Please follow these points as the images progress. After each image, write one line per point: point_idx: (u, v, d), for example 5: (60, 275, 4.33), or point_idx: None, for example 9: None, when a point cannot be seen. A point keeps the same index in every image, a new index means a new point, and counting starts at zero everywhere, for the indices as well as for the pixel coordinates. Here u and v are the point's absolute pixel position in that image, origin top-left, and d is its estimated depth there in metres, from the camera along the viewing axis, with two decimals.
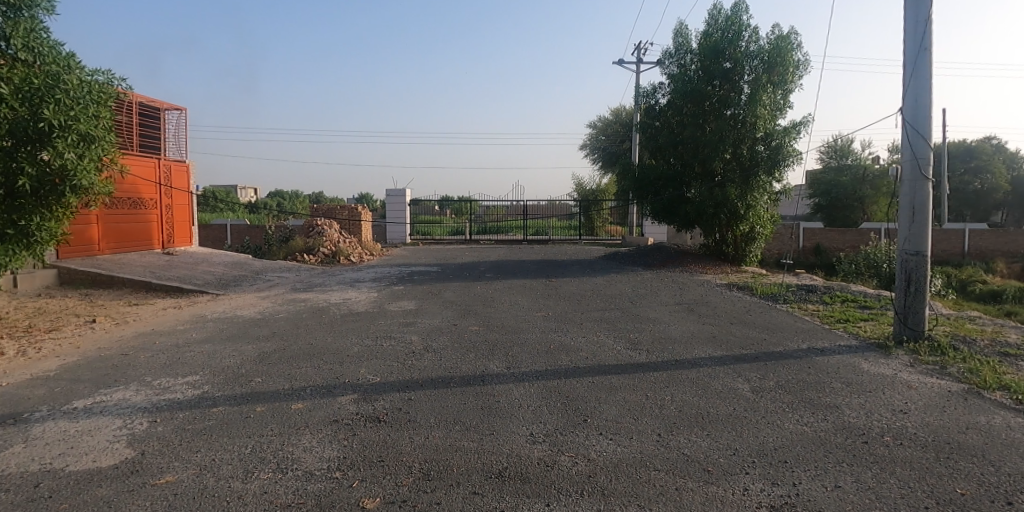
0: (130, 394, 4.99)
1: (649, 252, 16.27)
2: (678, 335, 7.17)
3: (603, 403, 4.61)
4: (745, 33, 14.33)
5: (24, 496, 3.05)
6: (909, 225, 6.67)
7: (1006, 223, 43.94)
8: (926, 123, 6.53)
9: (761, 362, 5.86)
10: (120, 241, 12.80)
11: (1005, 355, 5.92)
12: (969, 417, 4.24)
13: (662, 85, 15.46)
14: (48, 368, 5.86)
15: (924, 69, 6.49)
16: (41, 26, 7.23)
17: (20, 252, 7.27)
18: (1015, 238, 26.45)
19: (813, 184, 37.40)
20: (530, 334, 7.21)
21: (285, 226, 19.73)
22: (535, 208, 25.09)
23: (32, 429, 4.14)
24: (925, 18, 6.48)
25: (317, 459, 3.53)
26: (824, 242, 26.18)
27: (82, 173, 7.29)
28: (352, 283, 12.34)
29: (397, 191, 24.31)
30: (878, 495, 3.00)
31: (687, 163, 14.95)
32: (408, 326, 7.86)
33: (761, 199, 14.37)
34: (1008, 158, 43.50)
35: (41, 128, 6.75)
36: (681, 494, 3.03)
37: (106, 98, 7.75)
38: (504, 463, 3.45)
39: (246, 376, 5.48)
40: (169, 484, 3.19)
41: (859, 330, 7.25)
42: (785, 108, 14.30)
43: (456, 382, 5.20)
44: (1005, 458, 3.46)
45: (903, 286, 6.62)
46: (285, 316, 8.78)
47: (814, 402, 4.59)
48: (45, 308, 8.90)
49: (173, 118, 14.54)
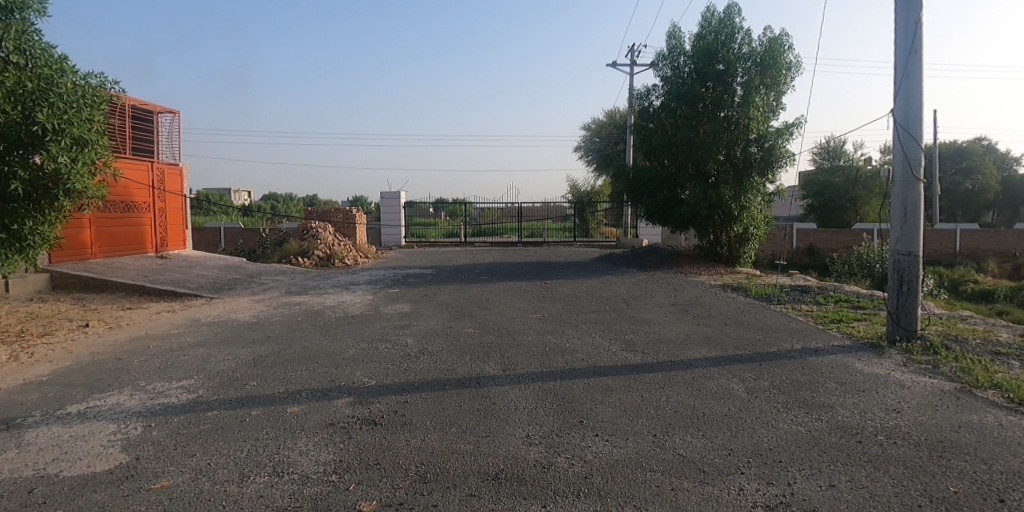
0: (124, 398, 4.96)
1: (644, 254, 16.32)
2: (673, 336, 7.19)
3: (599, 405, 4.63)
4: (738, 35, 14.44)
5: (17, 502, 3.03)
6: (901, 226, 6.72)
7: (997, 222, 44.24)
8: (917, 124, 6.59)
9: (755, 363, 5.89)
10: (113, 245, 12.74)
11: (996, 354, 5.97)
12: (962, 416, 4.27)
13: (656, 87, 15.53)
14: (41, 373, 5.82)
15: (915, 73, 6.55)
16: (33, 29, 7.22)
17: (13, 257, 7.22)
18: (1006, 237, 26.72)
19: (806, 185, 37.68)
20: (526, 337, 7.22)
21: (279, 229, 19.62)
22: (530, 210, 25.12)
23: (25, 435, 4.11)
24: (915, 21, 6.56)
25: (313, 462, 3.52)
26: (817, 243, 26.36)
27: (77, 177, 7.24)
28: (347, 286, 12.30)
29: (392, 193, 24.24)
30: (871, 494, 3.02)
31: (681, 164, 14.99)
32: (404, 328, 7.85)
33: (754, 200, 14.47)
34: (998, 159, 44.10)
35: (35, 131, 6.70)
36: (678, 494, 3.04)
37: (100, 101, 7.73)
38: (500, 465, 3.45)
39: (241, 380, 5.46)
40: (165, 489, 3.17)
41: (853, 330, 7.30)
42: (778, 110, 14.41)
43: (453, 385, 5.20)
44: (997, 456, 3.50)
45: (896, 285, 6.67)
46: (280, 320, 8.75)
47: (809, 403, 4.62)
48: (38, 312, 8.83)
49: (166, 120, 14.48)
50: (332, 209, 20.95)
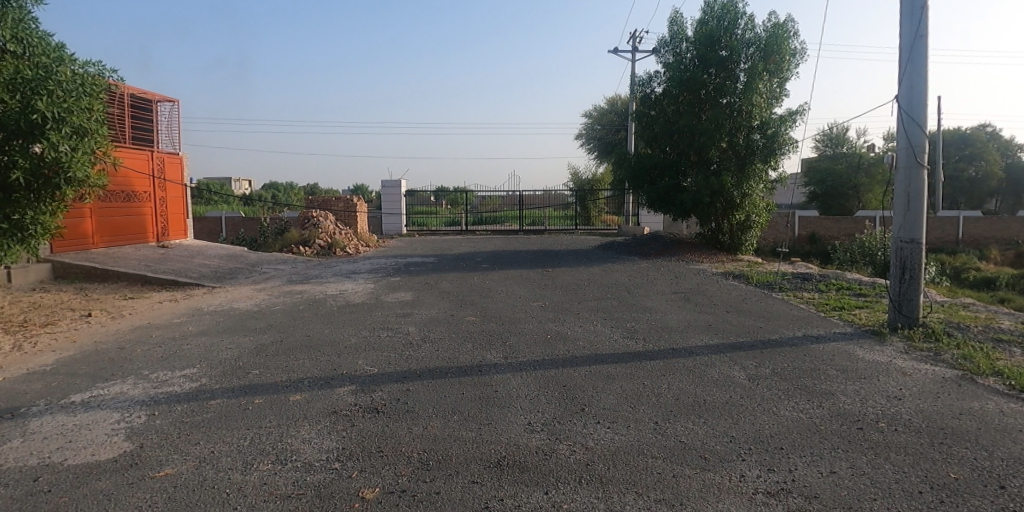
0: (127, 387, 4.99)
1: (646, 242, 16.26)
2: (675, 324, 7.17)
3: (601, 393, 4.62)
4: (741, 21, 14.28)
5: (24, 490, 3.06)
6: (904, 213, 6.68)
7: (1000, 210, 44.14)
8: (920, 110, 6.53)
9: (756, 350, 5.88)
10: (114, 234, 12.76)
11: (998, 341, 5.97)
12: (962, 403, 4.28)
13: (657, 74, 15.42)
14: (44, 362, 5.86)
15: (920, 58, 6.48)
16: (29, 17, 7.14)
17: (15, 246, 7.23)
18: (1009, 225, 26.54)
19: (808, 172, 37.68)
20: (528, 325, 7.19)
21: (279, 218, 19.45)
22: (531, 198, 25.04)
23: (30, 423, 4.14)
24: (921, 6, 6.48)
25: (316, 450, 3.54)
26: (819, 230, 26.32)
27: (77, 165, 7.22)
28: (348, 275, 12.31)
29: (392, 182, 24.14)
30: (872, 480, 3.04)
31: (683, 151, 14.87)
32: (405, 317, 7.84)
33: (756, 188, 14.39)
34: (1002, 147, 43.87)
35: (34, 120, 6.65)
36: (679, 481, 3.05)
37: (98, 90, 7.67)
38: (501, 452, 3.47)
39: (244, 369, 5.47)
40: (169, 476, 3.19)
41: (855, 318, 7.27)
42: (781, 96, 14.30)
43: (455, 373, 5.21)
44: (998, 443, 3.51)
45: (898, 273, 6.64)
46: (281, 308, 8.76)
47: (811, 390, 4.62)
48: (40, 302, 8.84)
49: (165, 109, 14.39)
50: (334, 198, 21.02)
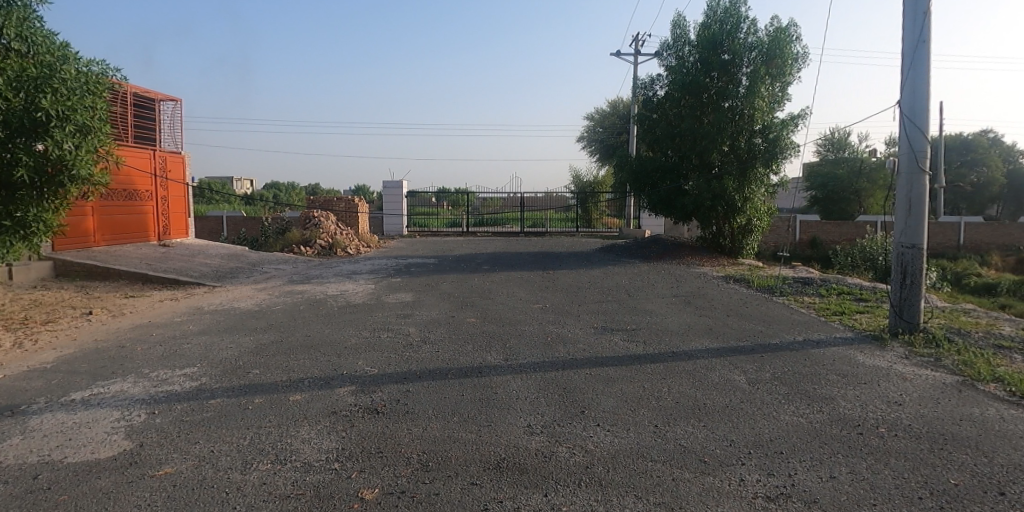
0: (127, 386, 4.98)
1: (647, 245, 16.26)
2: (676, 328, 7.16)
3: (601, 395, 4.62)
4: (744, 25, 14.30)
5: (23, 488, 3.05)
6: (906, 218, 6.67)
7: (1001, 216, 44.13)
8: (923, 115, 6.53)
9: (756, 354, 5.88)
10: (115, 233, 12.76)
11: (999, 347, 5.96)
12: (963, 409, 4.26)
13: (660, 77, 15.45)
14: (44, 361, 5.84)
15: (922, 64, 6.48)
16: (34, 15, 7.13)
17: (17, 244, 7.26)
18: (1010, 231, 26.55)
19: (809, 177, 37.74)
20: (529, 327, 7.19)
21: (280, 218, 19.46)
22: (532, 200, 25.07)
23: (30, 421, 4.13)
24: (924, 11, 6.45)
25: (316, 450, 3.54)
26: (820, 235, 26.33)
27: (81, 164, 7.25)
28: (349, 275, 12.30)
29: (394, 182, 24.15)
30: (871, 485, 3.03)
31: (685, 155, 14.88)
32: (406, 318, 7.82)
33: (758, 192, 14.39)
34: (1004, 152, 43.89)
35: (39, 118, 6.67)
36: (678, 485, 3.05)
37: (101, 88, 7.68)
38: (500, 454, 3.47)
39: (244, 369, 5.47)
40: (168, 475, 3.19)
41: (855, 323, 7.27)
42: (783, 100, 14.29)
43: (455, 374, 5.21)
44: (998, 450, 3.49)
45: (899, 278, 6.63)
46: (282, 308, 8.76)
47: (811, 395, 4.61)
48: (41, 300, 8.84)
49: (167, 108, 14.39)
50: (335, 198, 21.05)
